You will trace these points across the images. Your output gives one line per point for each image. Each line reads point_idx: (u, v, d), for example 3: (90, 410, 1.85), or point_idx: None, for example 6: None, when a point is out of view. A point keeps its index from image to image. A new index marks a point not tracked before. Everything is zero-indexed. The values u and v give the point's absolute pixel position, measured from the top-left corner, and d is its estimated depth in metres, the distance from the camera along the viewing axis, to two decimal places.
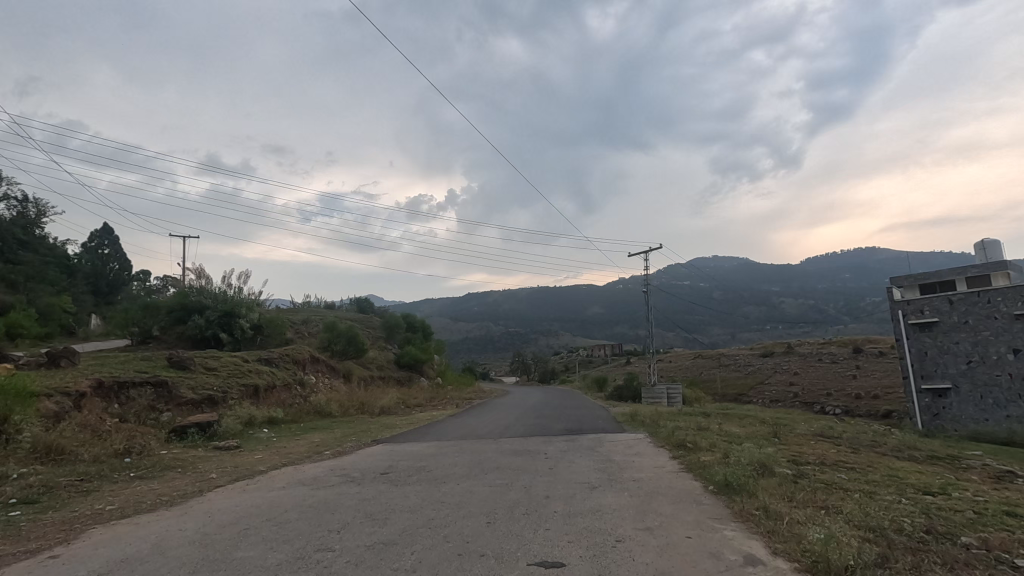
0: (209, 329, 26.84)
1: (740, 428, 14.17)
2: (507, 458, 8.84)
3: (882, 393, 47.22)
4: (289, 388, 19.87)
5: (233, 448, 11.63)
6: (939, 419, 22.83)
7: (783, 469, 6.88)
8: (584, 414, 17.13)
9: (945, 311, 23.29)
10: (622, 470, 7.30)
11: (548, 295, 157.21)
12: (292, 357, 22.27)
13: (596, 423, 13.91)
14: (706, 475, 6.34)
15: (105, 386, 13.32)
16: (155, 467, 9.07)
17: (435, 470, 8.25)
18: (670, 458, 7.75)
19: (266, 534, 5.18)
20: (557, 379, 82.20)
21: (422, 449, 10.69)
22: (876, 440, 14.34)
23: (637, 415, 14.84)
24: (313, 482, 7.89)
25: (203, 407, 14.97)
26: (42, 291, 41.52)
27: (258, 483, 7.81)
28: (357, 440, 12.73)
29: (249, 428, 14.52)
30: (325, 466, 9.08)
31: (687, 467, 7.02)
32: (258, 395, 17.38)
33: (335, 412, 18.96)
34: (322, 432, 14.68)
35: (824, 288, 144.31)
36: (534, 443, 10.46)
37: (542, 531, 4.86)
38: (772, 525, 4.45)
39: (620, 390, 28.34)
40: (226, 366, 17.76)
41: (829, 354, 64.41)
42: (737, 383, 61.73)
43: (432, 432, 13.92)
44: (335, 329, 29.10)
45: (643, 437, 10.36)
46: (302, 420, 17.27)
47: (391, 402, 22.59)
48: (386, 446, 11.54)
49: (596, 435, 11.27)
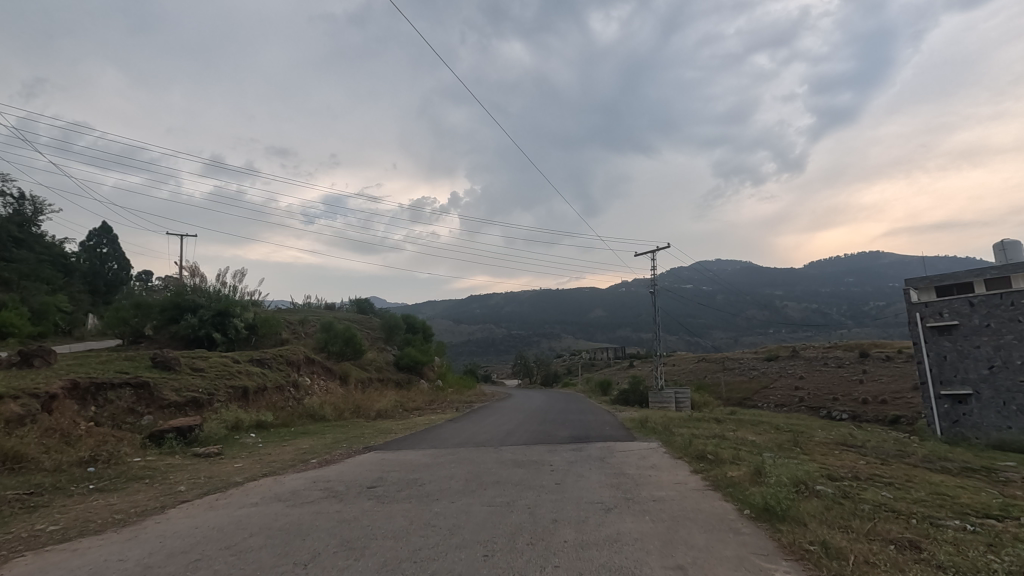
0: (202, 328, 26.00)
1: (757, 436, 13.24)
2: (508, 471, 7.97)
3: (890, 398, 46.20)
4: (282, 390, 19.03)
5: (214, 454, 10.80)
6: (958, 427, 21.89)
7: (826, 488, 6.02)
8: (589, 420, 16.20)
9: (965, 315, 22.38)
10: (639, 487, 6.43)
11: (550, 297, 156.31)
12: (286, 357, 21.42)
13: (604, 429, 13.03)
14: (738, 496, 5.48)
15: (80, 388, 12.48)
16: (121, 478, 8.22)
17: (427, 485, 7.38)
18: (692, 474, 6.85)
19: (219, 568, 4.32)
20: (559, 381, 81.38)
21: (416, 458, 9.83)
22: (900, 449, 13.43)
23: (648, 421, 13.98)
24: (289, 496, 7.02)
25: (187, 410, 14.15)
26: (37, 289, 40.86)
27: (229, 499, 6.92)
28: (348, 447, 11.86)
29: (235, 433, 13.68)
30: (307, 477, 8.20)
31: (714, 485, 6.12)
32: (248, 398, 16.54)
33: (328, 415, 18.10)
34: (312, 437, 13.85)
35: (828, 292, 143.42)
36: (538, 452, 9.60)
37: (550, 568, 4.00)
38: (837, 568, 3.61)
39: (626, 394, 27.30)
40: (214, 367, 16.90)
41: (835, 358, 63.38)
42: (742, 387, 60.81)
43: (429, 437, 13.07)
44: (332, 330, 28.27)
45: (657, 447, 9.49)
46: (294, 424, 16.43)
47: (388, 405, 21.77)
48: (378, 454, 10.68)
49: (605, 443, 10.40)
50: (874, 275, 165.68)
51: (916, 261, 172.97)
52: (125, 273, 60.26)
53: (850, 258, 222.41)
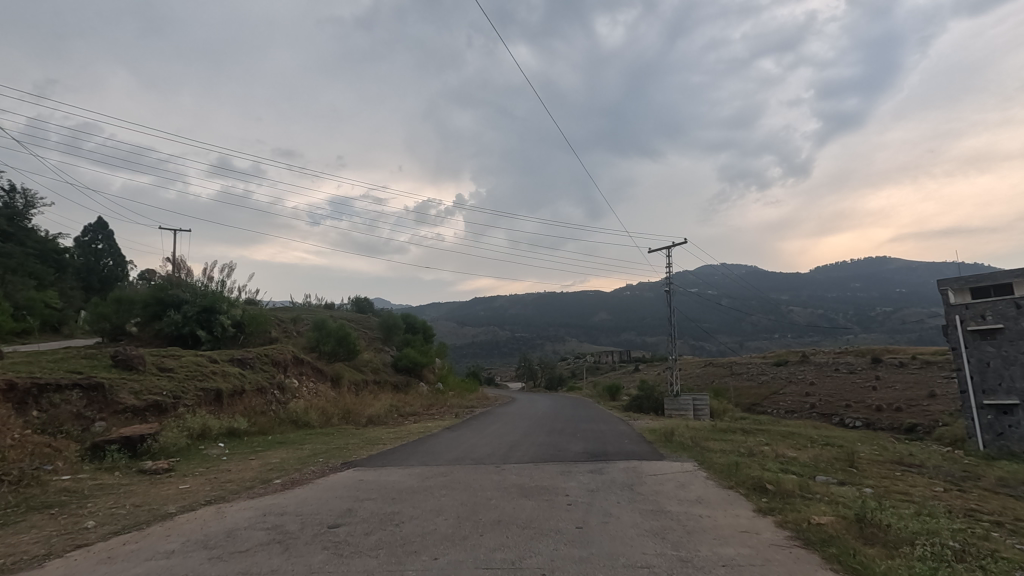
0: (186, 326, 24.34)
1: (801, 454, 11.46)
2: (512, 505, 6.17)
3: (906, 405, 44.25)
4: (263, 393, 17.31)
5: (163, 471, 9.04)
6: (1003, 440, 20.01)
7: (965, 549, 4.25)
8: (603, 430, 14.47)
9: (1011, 318, 20.48)
10: (696, 539, 4.65)
11: (554, 300, 154.23)
12: (271, 357, 19.73)
13: (623, 444, 11.25)
14: (853, 566, 3.72)
15: (19, 390, 10.80)
16: (20, 507, 6.46)
17: (406, 526, 5.60)
18: (761, 518, 5.08)
19: None
20: (564, 385, 79.66)
21: (399, 481, 8.03)
22: (966, 472, 11.54)
23: (672, 433, 12.21)
24: (222, 541, 5.25)
25: (147, 415, 12.45)
26: (24, 283, 39.42)
27: (140, 545, 5.16)
28: (324, 463, 10.08)
29: (199, 442, 11.98)
30: (258, 511, 6.42)
31: (805, 542, 4.32)
32: (221, 403, 14.81)
33: (312, 422, 16.36)
34: (287, 448, 12.09)
35: (834, 296, 141.40)
36: (548, 476, 7.81)
37: None
38: None
39: (640, 400, 25.32)
40: (186, 368, 15.21)
41: (846, 364, 61.36)
42: (751, 392, 58.92)
43: (422, 450, 11.31)
44: (324, 329, 26.60)
45: (694, 471, 7.71)
46: (272, 432, 14.70)
47: (382, 410, 20.07)
48: (357, 472, 8.92)
49: (628, 464, 8.58)
50: (880, 280, 163.30)
51: (924, 268, 170.11)
52: (120, 270, 58.76)
53: (856, 261, 219.64)
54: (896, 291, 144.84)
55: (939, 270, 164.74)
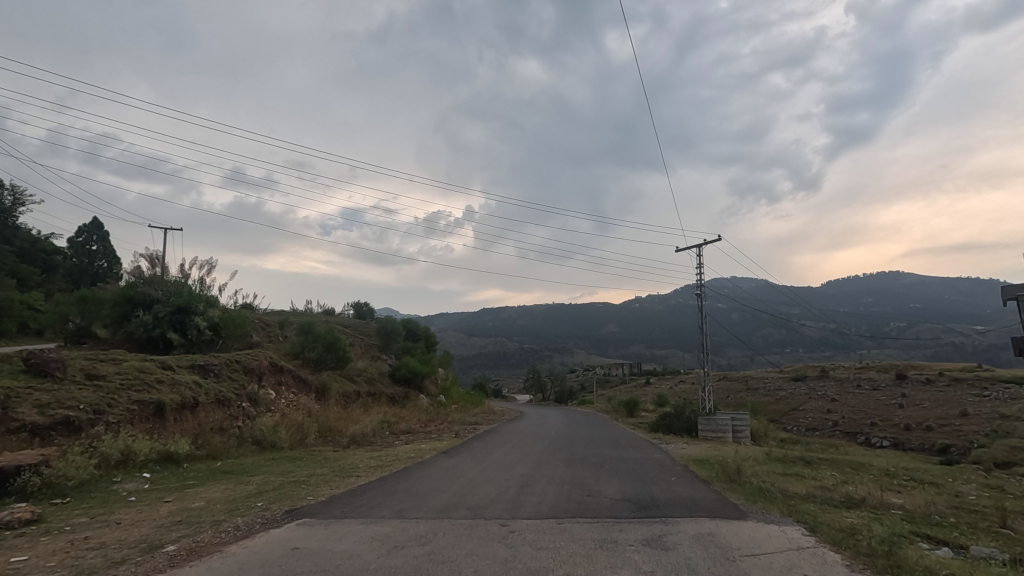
0: (156, 328, 21.61)
1: (910, 502, 8.47)
2: None
3: (937, 425, 40.80)
4: (225, 406, 14.54)
5: (18, 525, 6.26)
6: None
7: None
8: (635, 460, 11.56)
9: None
10: None
11: (564, 310, 150.85)
12: (242, 363, 16.97)
13: (671, 486, 8.35)
14: None
15: None
16: None
17: None
18: None
19: None
20: (573, 399, 76.52)
21: (353, 558, 5.08)
22: None
23: (736, 469, 9.25)
24: None
25: (52, 434, 9.65)
26: (4, 284, 36.93)
27: None
28: (261, 511, 7.19)
29: (110, 472, 9.15)
30: None
31: None
32: (163, 418, 12.05)
33: (281, 443, 13.55)
34: (225, 483, 9.20)
35: (849, 310, 137.34)
36: (580, 557, 4.84)
37: None
38: None
39: (668, 419, 22.08)
40: (124, 374, 12.44)
41: (869, 379, 57.94)
42: (769, 407, 55.49)
43: (403, 490, 8.44)
44: (312, 333, 23.94)
45: (821, 555, 4.71)
46: (224, 458, 11.86)
47: (371, 428, 17.27)
48: (301, 533, 6.02)
49: (699, 532, 5.58)
50: (894, 295, 159.00)
51: (940, 283, 165.31)
52: (114, 272, 56.42)
53: (869, 276, 215.15)
54: (914, 306, 140.17)
55: (955, 285, 160.30)
